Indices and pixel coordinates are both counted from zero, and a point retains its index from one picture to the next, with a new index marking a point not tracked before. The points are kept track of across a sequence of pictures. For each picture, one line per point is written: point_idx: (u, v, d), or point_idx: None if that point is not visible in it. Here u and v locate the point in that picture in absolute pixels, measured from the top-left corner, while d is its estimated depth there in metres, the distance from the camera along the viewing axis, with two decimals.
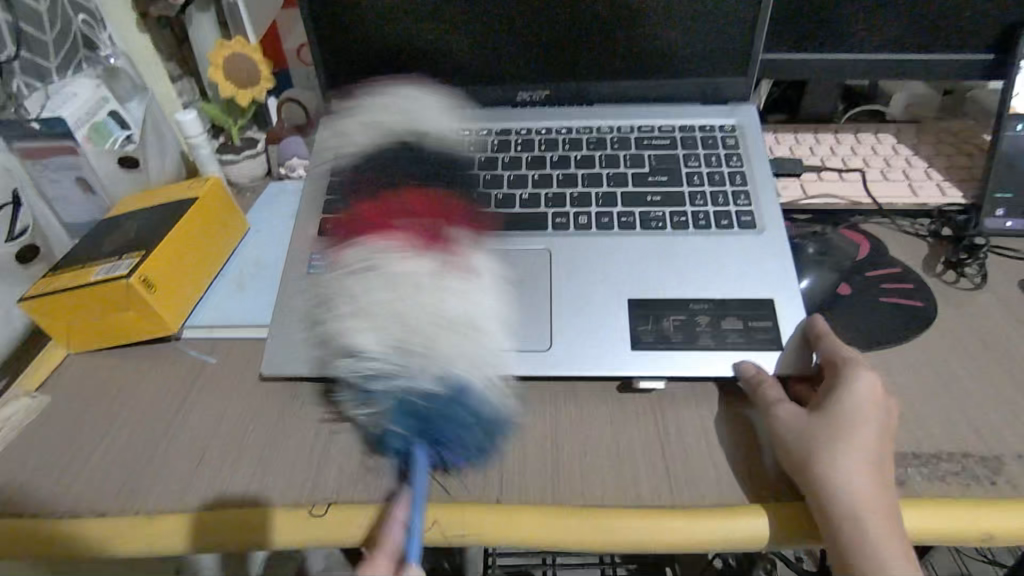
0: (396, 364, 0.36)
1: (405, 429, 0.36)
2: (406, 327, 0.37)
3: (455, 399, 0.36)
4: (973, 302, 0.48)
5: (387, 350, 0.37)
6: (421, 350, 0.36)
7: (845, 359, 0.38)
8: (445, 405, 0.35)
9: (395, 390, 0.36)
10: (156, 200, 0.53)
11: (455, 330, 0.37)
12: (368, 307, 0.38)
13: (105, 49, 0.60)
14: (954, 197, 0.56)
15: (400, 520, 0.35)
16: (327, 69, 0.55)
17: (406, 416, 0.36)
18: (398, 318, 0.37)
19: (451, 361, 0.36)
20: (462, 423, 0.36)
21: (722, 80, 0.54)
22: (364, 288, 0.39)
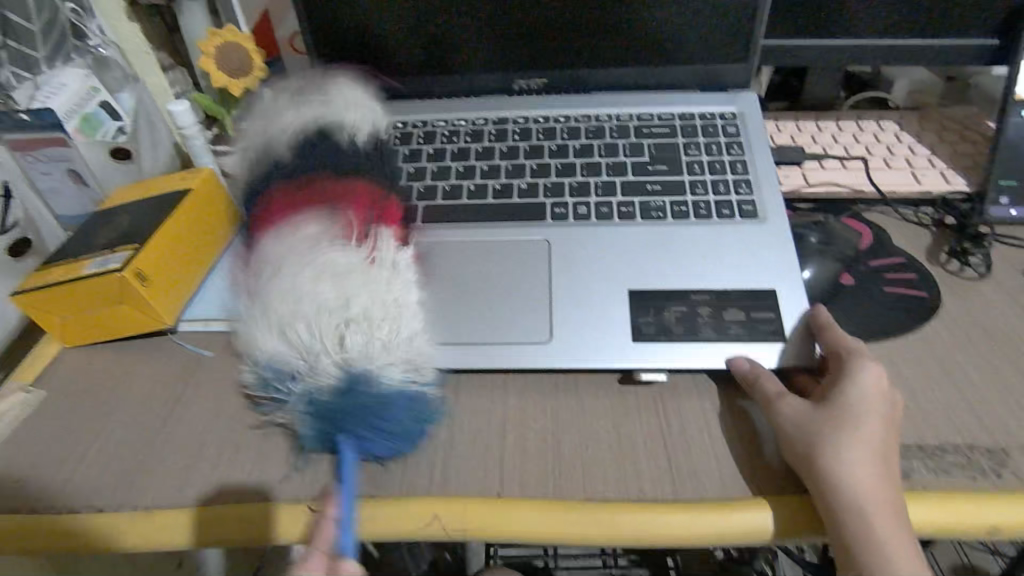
0: (318, 361, 0.37)
1: (324, 424, 0.37)
2: (323, 331, 0.37)
3: (361, 391, 0.36)
4: (976, 292, 0.47)
5: (305, 352, 0.37)
6: (336, 347, 0.37)
7: (848, 350, 0.38)
8: (356, 395, 0.36)
9: (311, 386, 0.37)
10: (149, 191, 0.52)
11: (379, 322, 0.39)
12: (291, 316, 0.38)
13: (94, 38, 0.59)
14: (958, 185, 0.55)
15: (330, 518, 0.34)
16: (321, 57, 0.54)
17: (323, 412, 0.37)
18: (318, 318, 0.38)
19: (347, 354, 0.37)
20: (376, 418, 0.36)
21: (723, 67, 0.53)
22: (278, 294, 0.39)
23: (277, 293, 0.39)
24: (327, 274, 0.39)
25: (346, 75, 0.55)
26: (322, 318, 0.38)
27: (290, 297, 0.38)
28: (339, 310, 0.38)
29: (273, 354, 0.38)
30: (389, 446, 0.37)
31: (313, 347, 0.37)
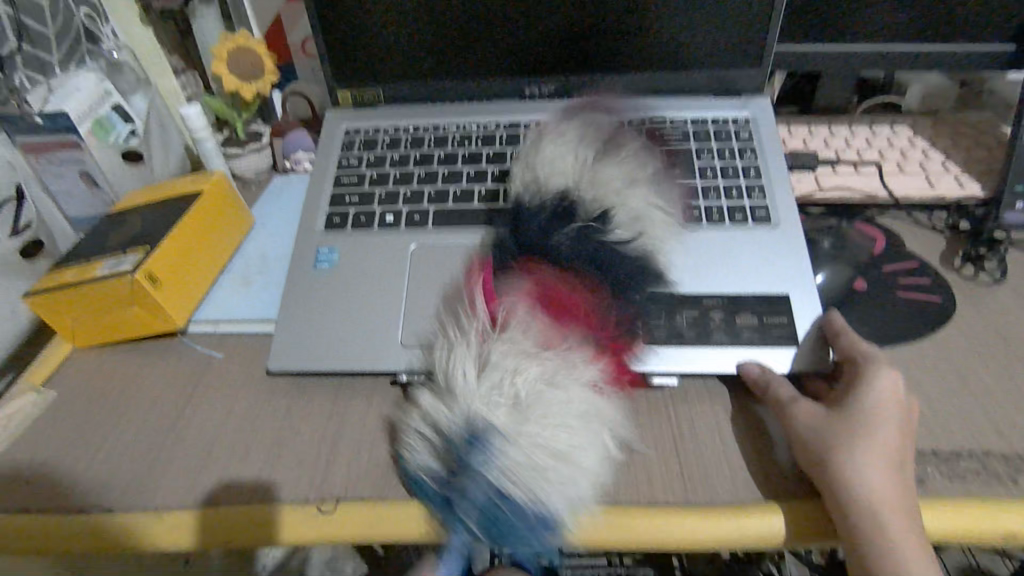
0: (518, 471, 0.33)
1: (478, 530, 0.33)
2: (549, 440, 0.34)
3: (540, 527, 0.33)
4: (992, 298, 0.47)
5: (516, 450, 0.33)
6: (532, 482, 0.33)
7: (864, 357, 0.37)
8: (518, 520, 0.33)
9: (494, 491, 0.33)
10: (162, 193, 0.53)
11: (578, 464, 0.34)
12: (513, 403, 0.34)
13: (107, 42, 0.60)
14: (973, 190, 0.55)
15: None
16: (331, 58, 0.54)
17: (481, 511, 0.33)
18: (540, 427, 0.34)
19: (551, 490, 0.33)
20: (532, 545, 0.34)
21: (736, 71, 0.53)
22: (503, 367, 0.35)
23: (494, 362, 0.36)
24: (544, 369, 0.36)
25: (355, 76, 0.55)
26: (556, 430, 0.34)
27: (537, 398, 0.35)
28: (546, 423, 0.34)
29: (473, 417, 0.34)
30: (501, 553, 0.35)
31: (529, 462, 0.33)
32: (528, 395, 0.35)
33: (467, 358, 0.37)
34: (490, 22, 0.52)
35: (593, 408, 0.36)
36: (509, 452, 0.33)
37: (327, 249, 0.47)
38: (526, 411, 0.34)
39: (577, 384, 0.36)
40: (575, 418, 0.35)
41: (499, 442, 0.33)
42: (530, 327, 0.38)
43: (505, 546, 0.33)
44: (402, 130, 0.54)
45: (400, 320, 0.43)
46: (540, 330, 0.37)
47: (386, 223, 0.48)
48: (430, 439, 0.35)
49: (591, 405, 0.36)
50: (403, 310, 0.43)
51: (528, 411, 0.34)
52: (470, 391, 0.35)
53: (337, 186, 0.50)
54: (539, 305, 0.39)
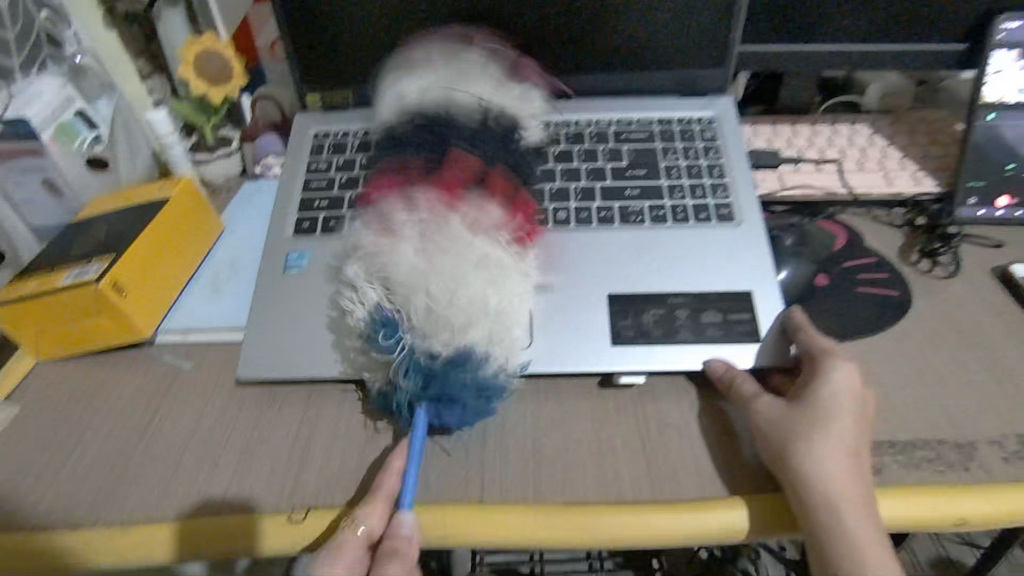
0: (432, 325, 0.38)
1: (413, 389, 0.37)
2: (453, 295, 0.38)
3: (465, 364, 0.38)
4: (946, 291, 0.49)
5: (420, 306, 0.39)
6: (439, 330, 0.38)
7: (822, 350, 0.38)
8: (454, 371, 0.37)
9: (410, 348, 0.38)
10: (129, 201, 0.52)
11: (496, 307, 0.39)
12: (411, 268, 0.40)
13: (71, 46, 0.58)
14: (928, 186, 0.57)
15: (397, 471, 0.36)
16: (299, 62, 0.54)
17: (418, 376, 0.37)
18: (438, 277, 0.39)
19: (457, 332, 0.38)
20: (468, 387, 0.38)
21: (699, 72, 0.54)
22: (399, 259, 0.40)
23: (394, 257, 0.40)
24: (420, 246, 0.40)
25: (325, 81, 0.55)
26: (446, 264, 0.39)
27: (410, 267, 0.40)
28: (445, 280, 0.39)
29: (373, 307, 0.40)
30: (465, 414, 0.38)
31: (423, 309, 0.38)
32: (404, 268, 0.40)
33: (374, 263, 0.41)
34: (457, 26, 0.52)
35: (494, 261, 0.40)
36: (416, 313, 0.39)
37: (297, 255, 0.47)
38: (416, 273, 0.39)
39: (472, 240, 0.40)
40: (469, 268, 0.39)
41: (405, 311, 0.39)
42: (420, 206, 0.41)
43: (451, 404, 0.37)
44: (372, 134, 0.54)
45: None
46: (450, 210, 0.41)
47: None
48: (363, 344, 0.41)
49: (494, 261, 0.40)
50: None
51: (404, 279, 0.40)
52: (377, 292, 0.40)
53: (306, 192, 0.50)
54: (450, 188, 0.42)
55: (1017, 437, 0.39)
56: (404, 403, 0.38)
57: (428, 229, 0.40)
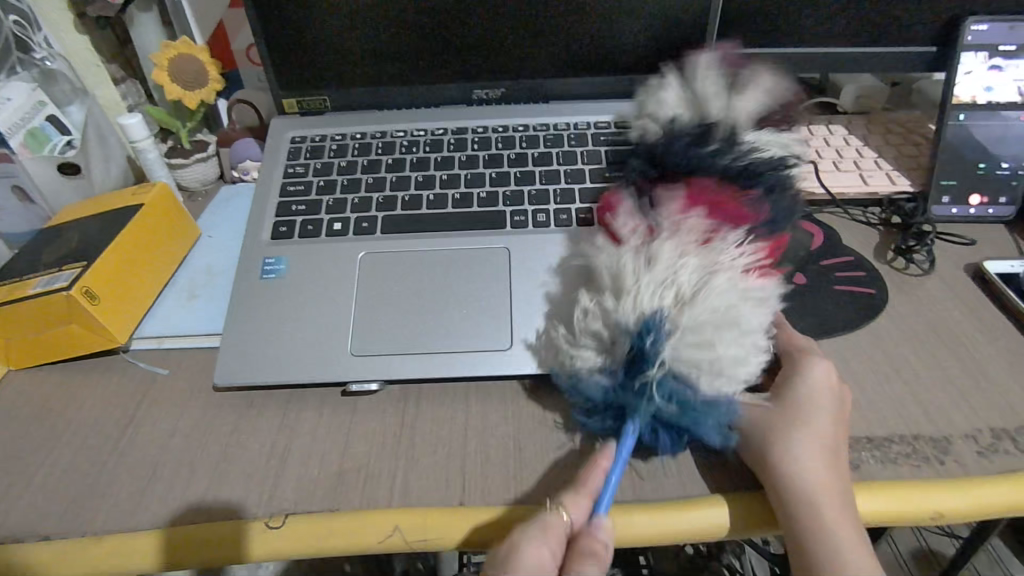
0: (708, 365, 0.34)
1: (672, 414, 0.34)
2: (728, 329, 0.35)
3: (716, 413, 0.35)
4: (921, 288, 0.49)
5: (716, 334, 0.34)
6: (709, 370, 0.34)
7: (798, 349, 0.39)
8: (709, 415, 0.35)
9: (678, 375, 0.34)
10: (102, 207, 0.51)
11: (760, 355, 0.36)
12: (728, 291, 0.36)
13: (41, 51, 0.58)
14: (903, 186, 0.57)
15: (603, 470, 0.35)
16: (275, 66, 0.53)
17: (674, 404, 0.34)
18: (724, 312, 0.35)
19: (723, 372, 0.34)
20: (708, 430, 0.35)
21: None
22: (711, 278, 0.36)
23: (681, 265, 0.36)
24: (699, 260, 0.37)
25: (302, 84, 0.54)
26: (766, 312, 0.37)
27: (708, 283, 0.36)
28: (729, 312, 0.35)
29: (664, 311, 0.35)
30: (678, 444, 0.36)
31: (734, 342, 0.35)
32: (693, 277, 0.36)
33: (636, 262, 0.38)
34: (434, 27, 0.52)
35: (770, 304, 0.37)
36: (707, 340, 0.34)
37: (274, 259, 0.46)
38: (721, 305, 0.35)
39: (743, 276, 0.37)
40: (741, 302, 0.36)
41: (693, 335, 0.34)
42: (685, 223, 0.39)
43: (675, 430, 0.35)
44: (349, 138, 0.54)
45: (350, 330, 0.43)
46: (716, 234, 0.39)
47: (334, 232, 0.48)
48: (600, 336, 0.37)
49: (767, 302, 0.37)
50: (354, 319, 0.43)
51: (720, 296, 0.35)
52: (630, 287, 0.36)
53: (284, 196, 0.50)
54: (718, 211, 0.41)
55: (991, 431, 0.39)
56: (643, 415, 0.35)
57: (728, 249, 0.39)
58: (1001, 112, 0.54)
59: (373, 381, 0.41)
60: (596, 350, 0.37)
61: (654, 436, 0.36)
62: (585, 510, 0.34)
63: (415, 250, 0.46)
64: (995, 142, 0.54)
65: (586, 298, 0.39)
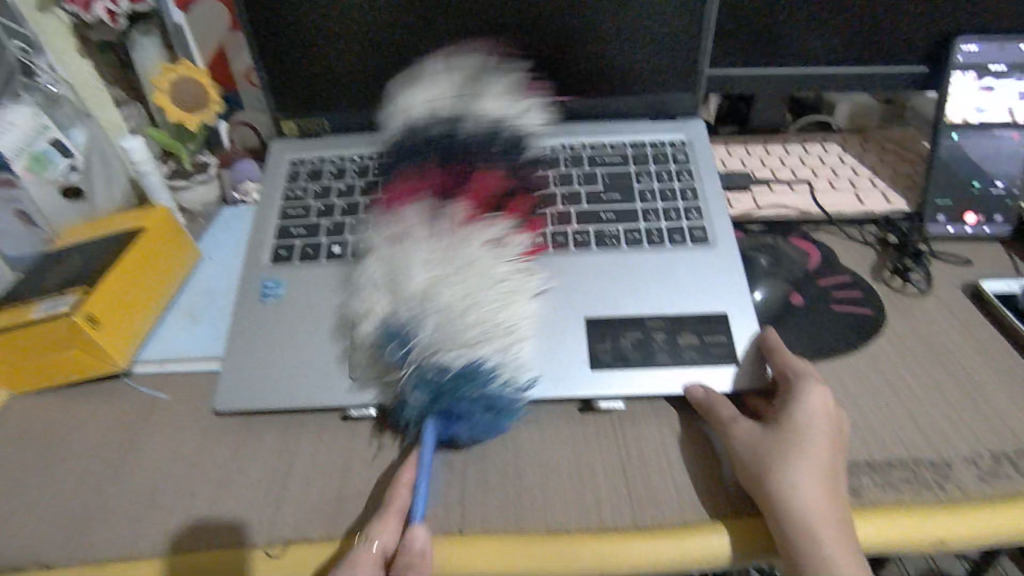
0: (444, 336, 0.39)
1: (426, 400, 0.38)
2: (459, 303, 0.40)
3: (479, 384, 0.38)
4: (918, 307, 0.50)
5: (432, 317, 0.40)
6: (446, 341, 0.39)
7: (795, 372, 0.39)
8: (468, 386, 0.38)
9: (423, 359, 0.39)
10: (103, 229, 0.52)
11: (508, 323, 0.41)
12: (440, 273, 0.41)
13: (43, 75, 0.58)
14: (898, 205, 0.58)
15: (405, 485, 0.37)
16: (274, 90, 0.54)
17: (428, 391, 0.38)
18: (460, 291, 0.40)
19: (476, 341, 0.39)
20: (481, 403, 0.39)
21: (671, 96, 0.55)
22: (440, 267, 0.41)
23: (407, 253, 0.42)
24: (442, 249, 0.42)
25: (300, 108, 0.55)
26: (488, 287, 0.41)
27: (473, 266, 0.42)
28: (465, 286, 0.41)
29: (389, 314, 0.41)
30: (477, 430, 0.39)
31: (445, 318, 0.40)
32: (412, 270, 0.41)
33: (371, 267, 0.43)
34: (436, 51, 0.52)
35: (520, 282, 0.43)
36: (426, 322, 0.40)
37: (274, 283, 0.47)
38: (446, 280, 0.41)
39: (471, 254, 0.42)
40: (475, 282, 0.41)
41: (429, 316, 0.40)
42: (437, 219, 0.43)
43: (465, 416, 0.38)
44: (348, 160, 0.54)
45: (350, 354, 0.43)
46: (464, 217, 0.44)
47: (333, 255, 0.48)
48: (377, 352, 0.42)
49: (518, 280, 0.43)
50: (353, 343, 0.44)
51: (450, 277, 0.41)
52: (405, 287, 0.41)
53: (284, 220, 0.50)
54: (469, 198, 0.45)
55: (990, 453, 0.39)
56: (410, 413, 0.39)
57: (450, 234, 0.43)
58: (994, 131, 0.55)
59: (373, 406, 0.41)
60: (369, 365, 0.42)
61: (446, 430, 0.39)
62: (394, 532, 0.35)
63: None
64: (988, 160, 0.55)
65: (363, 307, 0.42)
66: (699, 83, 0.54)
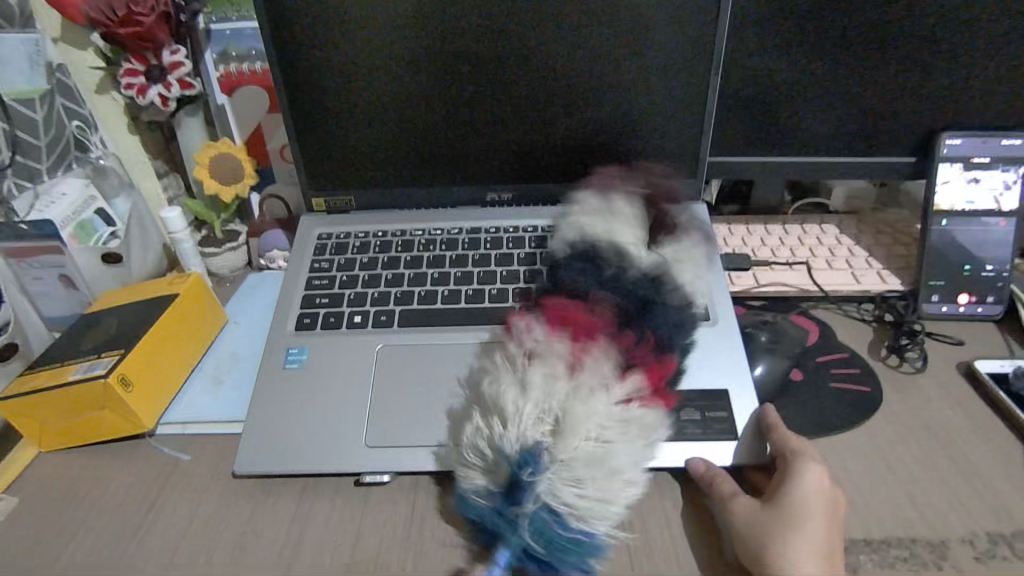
0: (576, 499, 0.36)
1: (535, 546, 0.36)
2: (606, 468, 0.37)
3: (587, 548, 0.36)
4: (914, 386, 0.51)
5: (577, 471, 0.36)
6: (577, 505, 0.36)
7: (793, 450, 0.40)
8: (575, 546, 0.36)
9: (552, 515, 0.35)
10: (137, 293, 0.56)
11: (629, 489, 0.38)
12: (594, 430, 0.36)
13: (95, 150, 0.63)
14: (893, 284, 0.60)
15: None
16: (307, 170, 0.58)
17: (542, 539, 0.36)
18: (602, 453, 0.37)
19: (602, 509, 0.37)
20: (574, 560, 0.37)
21: (675, 181, 0.58)
22: (602, 420, 0.37)
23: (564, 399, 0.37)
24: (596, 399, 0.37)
25: (331, 186, 0.59)
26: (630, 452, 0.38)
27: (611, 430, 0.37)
28: (610, 447, 0.37)
29: (537, 449, 0.37)
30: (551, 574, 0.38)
31: (593, 478, 0.36)
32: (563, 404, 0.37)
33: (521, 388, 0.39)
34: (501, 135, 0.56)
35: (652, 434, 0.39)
36: (572, 474, 0.36)
37: (297, 350, 0.49)
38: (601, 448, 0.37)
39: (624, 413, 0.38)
40: (620, 437, 0.37)
41: (570, 471, 0.36)
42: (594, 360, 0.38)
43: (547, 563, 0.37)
44: (371, 235, 0.58)
45: (366, 420, 0.45)
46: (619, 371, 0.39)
47: (354, 324, 0.51)
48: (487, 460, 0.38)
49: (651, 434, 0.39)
50: (370, 409, 0.46)
51: (604, 432, 0.37)
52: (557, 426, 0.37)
53: (309, 289, 0.54)
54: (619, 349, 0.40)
55: (987, 535, 0.40)
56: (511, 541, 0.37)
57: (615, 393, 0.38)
58: (983, 218, 0.58)
59: (386, 472, 0.43)
60: (480, 471, 0.38)
61: (521, 561, 0.37)
62: None
63: (428, 343, 0.49)
64: (979, 245, 0.58)
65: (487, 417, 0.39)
66: (701, 171, 0.58)
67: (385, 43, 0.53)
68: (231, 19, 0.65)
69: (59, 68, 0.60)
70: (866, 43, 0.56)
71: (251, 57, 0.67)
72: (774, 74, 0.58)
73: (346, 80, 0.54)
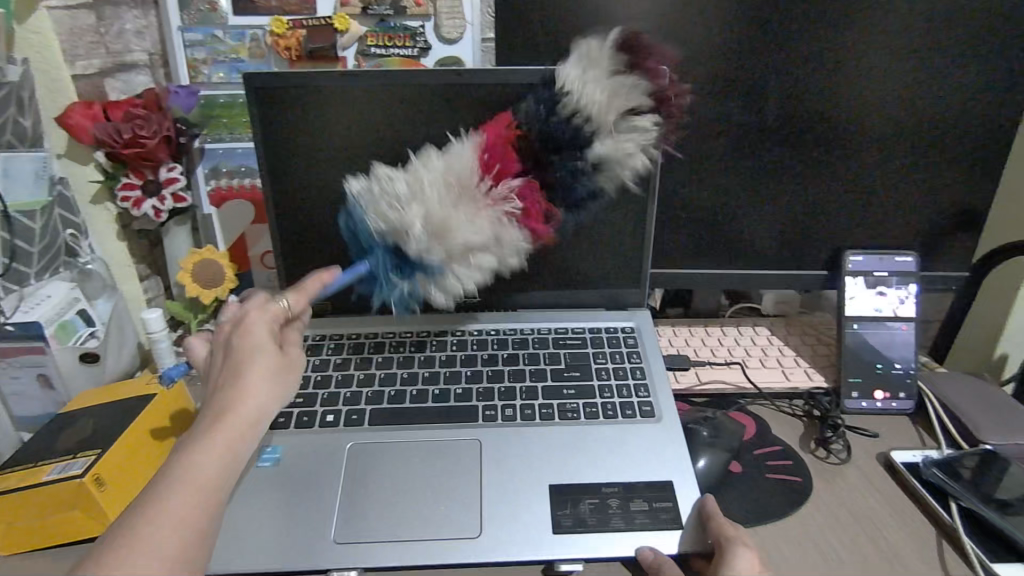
0: (427, 280, 0.48)
1: (391, 293, 0.50)
2: (463, 267, 0.47)
3: (416, 301, 0.51)
4: (839, 475, 0.57)
5: (440, 259, 0.46)
6: (428, 288, 0.49)
7: (728, 537, 0.44)
8: (411, 299, 0.51)
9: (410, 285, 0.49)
10: (114, 394, 0.58)
11: (476, 288, 0.50)
12: (464, 247, 0.46)
13: (85, 255, 0.68)
14: (818, 381, 0.68)
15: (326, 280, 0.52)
16: (288, 276, 0.64)
17: (398, 291, 0.50)
18: (463, 268, 0.48)
19: (439, 293, 0.50)
20: (406, 304, 0.51)
21: (622, 291, 0.65)
22: (473, 241, 0.46)
23: (458, 225, 0.45)
24: (488, 223, 0.46)
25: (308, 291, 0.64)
26: (482, 266, 0.48)
27: (483, 253, 0.47)
28: (474, 261, 0.47)
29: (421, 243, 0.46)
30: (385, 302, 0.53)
31: (446, 263, 0.47)
32: (462, 217, 0.45)
33: (431, 187, 0.46)
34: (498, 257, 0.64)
35: (520, 255, 0.50)
36: (434, 259, 0.46)
37: (271, 448, 0.52)
38: (465, 254, 0.46)
39: (496, 240, 0.47)
40: (479, 256, 0.47)
41: (437, 259, 0.46)
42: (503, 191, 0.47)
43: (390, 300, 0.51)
44: (345, 337, 0.63)
45: (335, 518, 0.47)
46: (514, 206, 0.47)
47: (327, 422, 0.54)
48: (394, 226, 0.46)
49: (519, 255, 0.50)
50: (340, 504, 0.48)
51: (470, 246, 0.46)
52: (440, 232, 0.45)
53: None
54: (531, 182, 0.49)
55: None
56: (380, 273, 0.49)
57: (506, 217, 0.47)
58: (887, 324, 0.66)
59: (352, 568, 0.45)
60: (385, 228, 0.47)
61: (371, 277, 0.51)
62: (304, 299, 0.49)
63: (398, 440, 0.53)
64: (887, 347, 0.66)
65: (402, 193, 0.46)
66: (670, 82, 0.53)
67: (363, 168, 0.60)
68: (225, 140, 0.73)
69: (59, 180, 0.65)
70: (776, 175, 0.66)
71: (241, 174, 0.74)
72: (703, 198, 0.67)
73: (327, 199, 0.61)
